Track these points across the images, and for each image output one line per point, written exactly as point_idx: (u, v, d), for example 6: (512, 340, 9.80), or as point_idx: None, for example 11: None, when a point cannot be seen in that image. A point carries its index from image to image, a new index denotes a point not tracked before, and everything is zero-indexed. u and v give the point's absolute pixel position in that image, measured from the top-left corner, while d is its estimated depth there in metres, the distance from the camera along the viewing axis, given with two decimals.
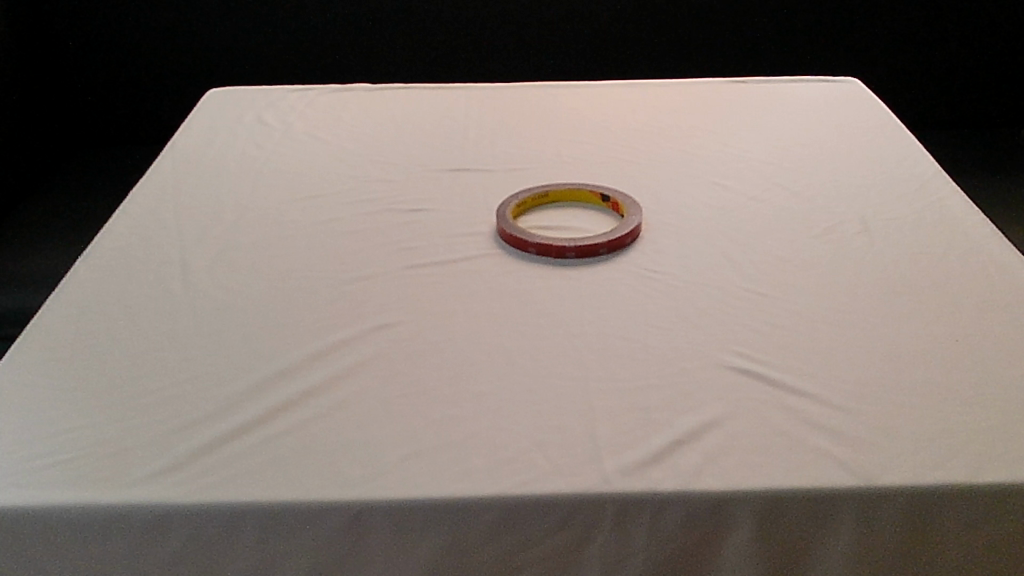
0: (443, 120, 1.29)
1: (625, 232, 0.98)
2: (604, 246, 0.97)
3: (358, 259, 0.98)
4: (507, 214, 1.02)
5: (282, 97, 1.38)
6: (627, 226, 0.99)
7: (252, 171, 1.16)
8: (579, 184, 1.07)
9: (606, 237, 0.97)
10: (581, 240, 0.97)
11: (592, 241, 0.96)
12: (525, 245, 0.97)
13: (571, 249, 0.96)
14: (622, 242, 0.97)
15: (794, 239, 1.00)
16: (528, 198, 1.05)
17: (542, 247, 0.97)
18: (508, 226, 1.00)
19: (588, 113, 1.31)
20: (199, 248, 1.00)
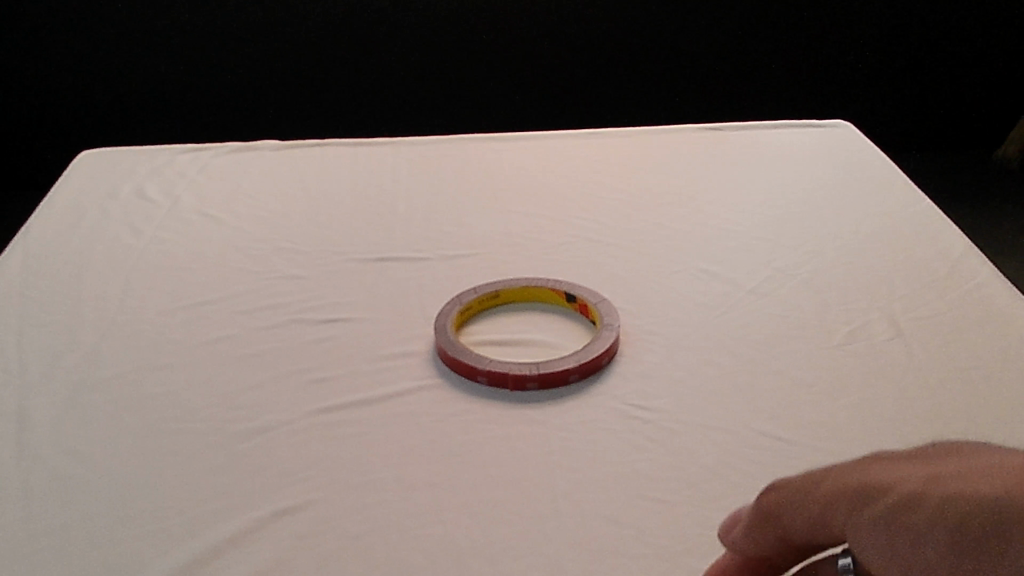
0: (364, 187, 1.07)
1: (601, 349, 0.77)
2: (575, 372, 0.75)
3: (255, 398, 0.75)
4: (449, 327, 0.80)
5: (168, 158, 1.14)
6: (602, 340, 0.78)
7: (125, 268, 0.92)
8: (537, 279, 0.86)
9: (577, 358, 0.76)
10: (545, 363, 0.76)
11: (560, 365, 0.75)
12: (474, 374, 0.76)
13: (534, 379, 0.74)
14: (598, 364, 0.77)
15: (812, 349, 0.79)
16: (474, 301, 0.84)
17: (496, 376, 0.75)
18: (451, 346, 0.78)
19: (539, 173, 1.09)
20: (44, 388, 0.76)
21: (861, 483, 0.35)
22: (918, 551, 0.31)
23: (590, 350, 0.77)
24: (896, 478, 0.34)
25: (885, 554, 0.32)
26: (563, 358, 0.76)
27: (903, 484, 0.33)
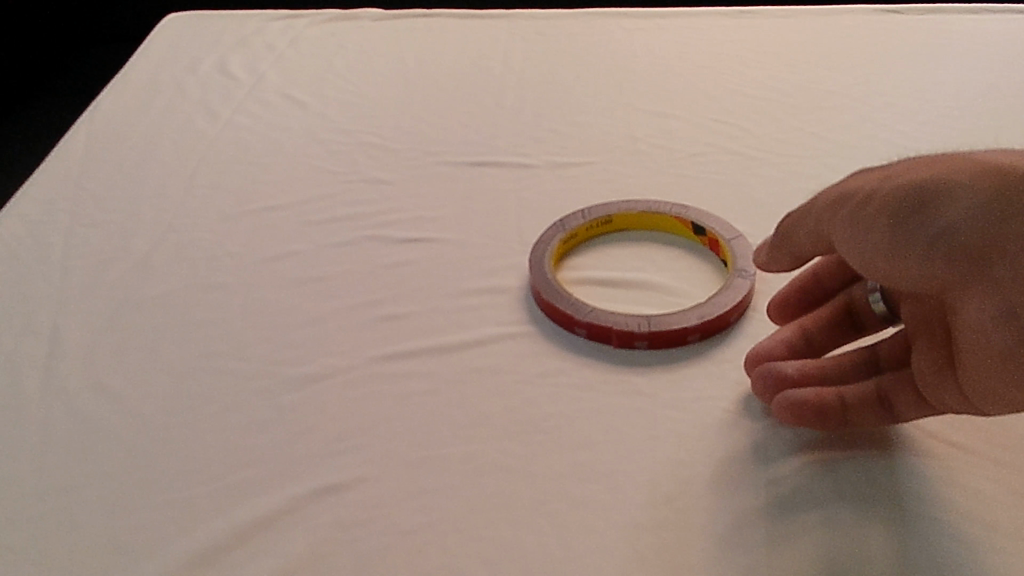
0: (470, 71, 0.92)
1: (728, 304, 0.63)
2: (694, 331, 0.61)
3: (313, 336, 0.64)
4: (547, 261, 0.67)
5: (258, 25, 1.01)
6: (731, 291, 0.64)
7: (193, 160, 0.82)
8: (658, 205, 0.72)
9: (699, 314, 0.62)
10: (658, 318, 0.62)
11: (676, 321, 0.61)
12: (570, 325, 0.63)
13: (643, 338, 0.61)
14: (723, 321, 0.62)
15: None
16: (580, 229, 0.70)
17: (598, 330, 0.62)
18: (546, 287, 0.65)
19: (677, 60, 0.92)
20: (84, 306, 0.67)
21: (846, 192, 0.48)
22: (869, 239, 0.45)
23: (716, 302, 0.63)
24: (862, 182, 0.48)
25: (846, 234, 0.47)
26: (680, 312, 0.62)
27: (864, 185, 0.47)
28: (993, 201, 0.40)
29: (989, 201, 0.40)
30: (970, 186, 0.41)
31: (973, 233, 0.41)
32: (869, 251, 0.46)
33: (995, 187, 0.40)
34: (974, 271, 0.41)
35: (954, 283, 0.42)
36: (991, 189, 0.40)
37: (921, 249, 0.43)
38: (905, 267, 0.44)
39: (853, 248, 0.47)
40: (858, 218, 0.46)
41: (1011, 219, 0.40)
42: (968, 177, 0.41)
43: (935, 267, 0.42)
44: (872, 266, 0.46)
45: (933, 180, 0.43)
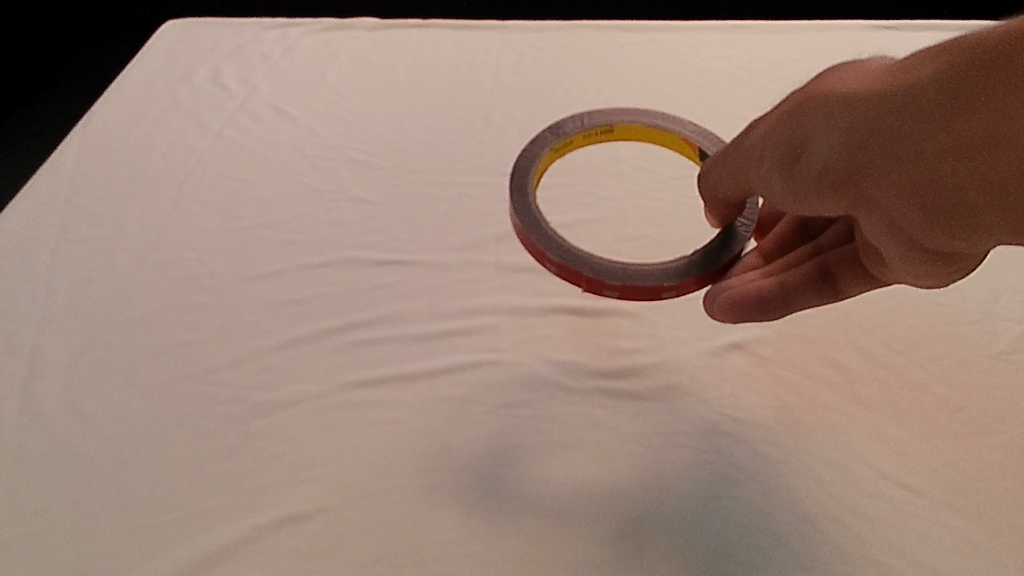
0: (460, 85, 0.92)
1: (712, 264, 0.56)
2: (671, 290, 0.56)
3: (288, 360, 0.65)
4: (530, 173, 0.61)
5: (254, 34, 1.02)
6: (724, 242, 0.57)
7: (181, 175, 0.83)
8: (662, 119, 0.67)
9: (679, 273, 0.56)
10: (636, 272, 0.56)
11: (653, 278, 0.56)
12: (540, 256, 0.57)
13: (616, 291, 0.55)
14: (705, 278, 0.56)
15: (965, 359, 0.63)
16: (577, 134, 0.66)
17: (568, 272, 0.56)
18: (522, 202, 0.59)
19: (667, 78, 0.92)
20: (66, 325, 0.69)
21: (746, 139, 0.46)
22: (774, 187, 0.43)
23: (705, 257, 0.57)
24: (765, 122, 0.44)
25: (761, 186, 0.45)
26: (661, 266, 0.56)
27: (763, 126, 0.44)
28: (842, 135, 0.37)
29: (845, 131, 0.36)
30: (829, 113, 0.38)
31: (836, 169, 0.37)
32: (779, 199, 0.44)
33: (846, 119, 0.36)
34: (866, 202, 0.38)
35: (857, 213, 0.39)
36: (843, 115, 0.37)
37: (811, 189, 0.40)
38: (812, 207, 0.42)
39: (764, 192, 0.45)
40: (759, 164, 0.44)
41: (863, 143, 0.35)
42: (825, 114, 0.38)
43: (833, 205, 0.40)
44: (792, 212, 0.44)
45: (804, 118, 0.40)
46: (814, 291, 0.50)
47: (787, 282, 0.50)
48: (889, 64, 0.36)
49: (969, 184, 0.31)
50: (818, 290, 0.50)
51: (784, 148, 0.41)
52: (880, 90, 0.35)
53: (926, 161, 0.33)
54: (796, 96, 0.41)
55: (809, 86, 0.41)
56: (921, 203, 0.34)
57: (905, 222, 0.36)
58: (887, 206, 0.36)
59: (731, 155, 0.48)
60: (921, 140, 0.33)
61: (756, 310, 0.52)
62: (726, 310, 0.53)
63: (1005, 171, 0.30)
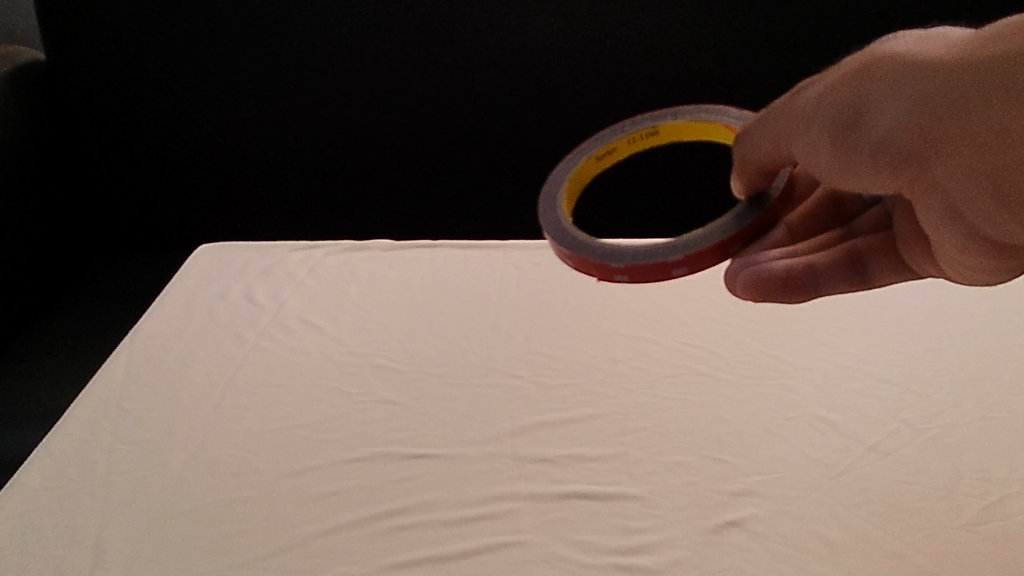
0: (469, 297, 1.03)
1: (720, 238, 0.61)
2: (678, 265, 0.62)
3: (331, 546, 0.72)
4: (562, 182, 0.71)
5: (282, 256, 1.13)
6: (737, 220, 0.62)
7: (222, 381, 0.92)
8: (698, 114, 0.70)
9: (686, 249, 0.62)
10: (641, 251, 0.62)
11: (661, 256, 0.62)
12: (561, 252, 0.66)
13: (622, 272, 0.62)
14: (711, 254, 0.62)
15: (936, 530, 0.71)
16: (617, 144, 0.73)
17: (583, 261, 0.64)
18: (550, 209, 0.69)
19: (652, 287, 1.03)
20: (125, 517, 0.76)
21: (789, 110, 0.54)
22: (824, 153, 0.52)
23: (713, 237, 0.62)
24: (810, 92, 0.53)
25: (807, 155, 0.54)
26: (668, 245, 0.62)
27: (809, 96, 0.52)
28: (911, 107, 0.46)
29: (914, 109, 0.46)
30: (893, 92, 0.47)
31: (903, 141, 0.47)
32: (829, 166, 0.52)
33: (916, 92, 0.45)
34: (921, 170, 0.48)
35: (908, 180, 0.49)
36: (914, 93, 0.45)
37: (870, 159, 0.49)
38: (856, 172, 0.51)
39: (808, 158, 0.54)
40: (809, 132, 0.52)
41: (939, 122, 0.44)
42: (892, 87, 0.47)
43: (884, 174, 0.49)
44: (841, 179, 0.53)
45: (867, 92, 0.48)
46: (842, 275, 0.61)
47: (818, 265, 0.61)
48: (965, 40, 0.44)
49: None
50: (846, 274, 0.62)
51: (847, 115, 0.50)
52: (956, 68, 0.43)
53: (995, 143, 0.42)
54: (858, 62, 0.49)
55: (862, 60, 0.49)
56: (979, 177, 0.44)
57: (959, 193, 0.46)
58: (946, 179, 0.46)
59: (777, 120, 0.55)
60: (996, 124, 0.42)
61: (785, 290, 0.61)
62: (750, 288, 0.61)
63: None
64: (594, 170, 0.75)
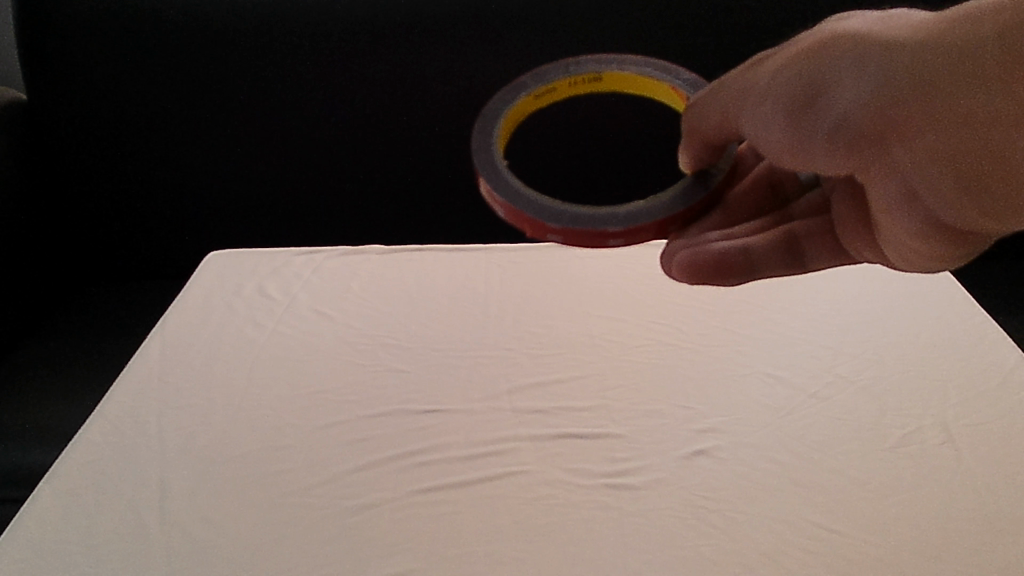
0: (459, 289, 1.17)
1: (659, 216, 0.66)
2: (615, 236, 0.65)
3: (365, 479, 0.85)
4: (501, 115, 0.72)
5: (286, 260, 1.26)
6: (678, 200, 0.67)
7: (248, 357, 1.04)
8: (644, 70, 0.75)
9: (625, 221, 0.65)
10: (579, 215, 0.65)
11: (600, 223, 0.65)
12: (495, 197, 0.67)
13: (557, 232, 0.65)
14: (648, 228, 0.67)
15: (867, 452, 0.86)
16: (558, 82, 0.74)
17: (517, 213, 0.66)
18: (487, 146, 0.70)
19: (620, 279, 1.18)
20: (182, 462, 0.88)
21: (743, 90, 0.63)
22: (780, 129, 0.61)
23: (650, 216, 0.67)
24: (763, 75, 0.61)
25: (760, 131, 0.62)
26: (610, 212, 0.66)
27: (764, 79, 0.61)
28: (874, 86, 0.55)
29: (873, 94, 0.55)
30: (854, 77, 0.56)
31: (864, 121, 0.56)
32: (782, 140, 0.61)
33: (880, 72, 0.54)
34: (877, 145, 0.57)
35: (859, 158, 0.58)
36: (873, 79, 0.55)
37: (826, 137, 0.58)
38: (808, 145, 0.60)
39: (760, 132, 0.62)
40: (765, 111, 0.61)
41: (899, 106, 0.54)
42: (856, 67, 0.56)
43: (835, 149, 0.59)
44: (794, 153, 0.62)
45: (827, 76, 0.57)
46: (776, 257, 0.73)
47: (755, 247, 0.72)
48: (928, 25, 0.54)
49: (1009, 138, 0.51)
50: (781, 256, 0.73)
51: (806, 94, 0.59)
52: (914, 59, 0.53)
53: (953, 128, 0.52)
54: (815, 47, 0.58)
55: (818, 47, 0.58)
56: (942, 155, 0.54)
57: (924, 167, 0.55)
58: (909, 154, 0.55)
59: (730, 92, 0.63)
60: (949, 110, 0.52)
61: (720, 272, 0.71)
62: (686, 272, 0.71)
63: None
64: (530, 108, 0.76)
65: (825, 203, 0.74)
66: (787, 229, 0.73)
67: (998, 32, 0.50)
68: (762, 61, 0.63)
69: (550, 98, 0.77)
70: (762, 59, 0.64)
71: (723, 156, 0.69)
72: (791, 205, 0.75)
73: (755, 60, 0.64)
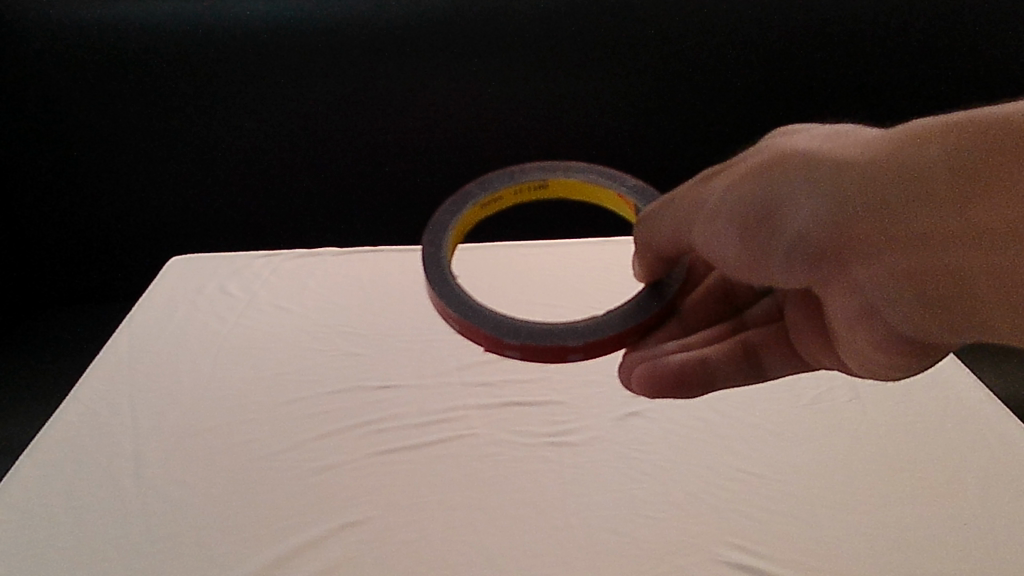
0: (410, 278, 1.23)
1: (615, 332, 0.65)
2: (575, 350, 0.64)
3: (326, 445, 0.92)
4: (450, 227, 0.70)
5: (246, 261, 1.29)
6: (632, 313, 0.66)
7: (213, 343, 1.10)
8: (594, 177, 0.74)
9: (583, 334, 0.64)
10: (536, 331, 0.64)
11: (560, 338, 0.64)
12: (447, 312, 0.66)
13: (516, 349, 0.64)
14: (605, 345, 0.65)
15: (783, 409, 0.94)
16: (505, 189, 0.73)
17: (470, 328, 0.65)
18: (437, 259, 0.68)
19: (560, 266, 1.26)
20: (155, 435, 0.94)
21: (699, 201, 0.58)
22: (736, 244, 0.56)
23: (606, 326, 0.65)
24: (716, 187, 0.56)
25: (717, 243, 0.57)
26: (568, 327, 0.64)
27: (717, 193, 0.56)
28: (825, 206, 0.49)
29: (825, 210, 0.49)
30: (806, 190, 0.50)
31: (817, 237, 0.50)
32: (740, 255, 0.56)
33: (829, 191, 0.48)
34: (836, 264, 0.51)
35: (820, 275, 0.53)
36: (823, 195, 0.49)
37: (782, 254, 0.53)
38: (766, 262, 0.55)
39: (715, 246, 0.58)
40: (720, 224, 0.56)
41: (850, 224, 0.48)
42: (807, 181, 0.50)
43: (795, 266, 0.53)
44: (754, 268, 0.56)
45: (776, 188, 0.52)
46: (734, 368, 0.68)
47: (713, 359, 0.68)
48: (879, 138, 0.47)
49: (964, 268, 0.44)
50: (738, 367, 0.68)
51: (756, 209, 0.53)
52: (862, 172, 0.47)
53: (911, 249, 0.46)
54: (766, 158, 0.53)
55: (771, 157, 0.53)
56: (906, 274, 0.47)
57: (889, 287, 0.49)
58: (871, 271, 0.49)
59: (691, 204, 0.59)
60: (903, 230, 0.45)
61: (679, 384, 0.68)
62: (645, 383, 0.68)
63: (992, 252, 0.42)
64: (478, 217, 0.74)
65: (779, 310, 0.69)
66: (741, 338, 0.68)
67: (941, 150, 0.42)
68: (715, 174, 0.59)
69: (500, 205, 0.75)
70: (718, 168, 0.59)
71: (676, 267, 0.67)
72: (747, 310, 0.71)
73: (713, 169, 0.59)
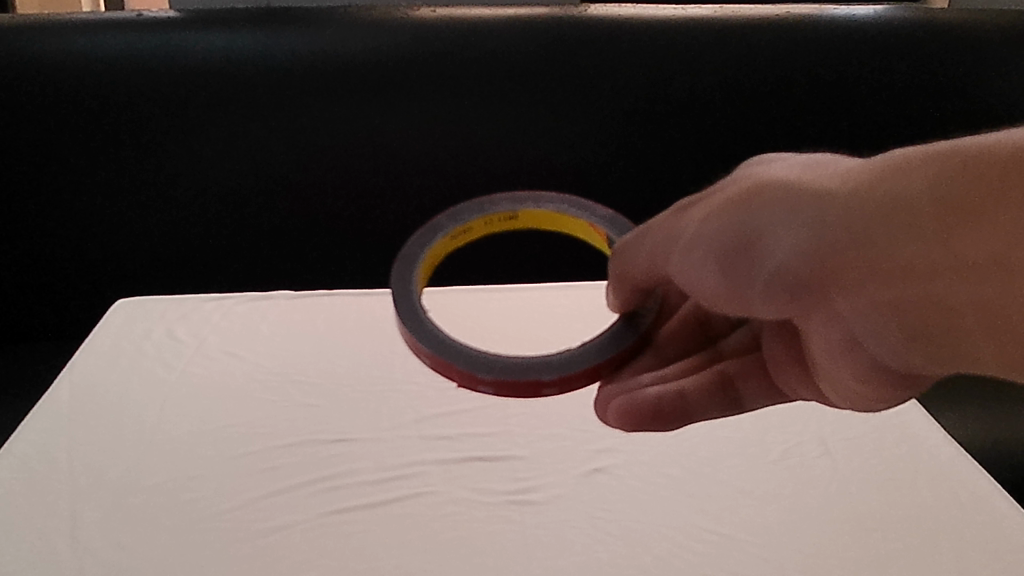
0: (366, 324, 1.19)
1: (591, 363, 0.63)
2: (551, 385, 0.62)
3: (276, 506, 0.87)
4: (418, 260, 0.68)
5: (196, 304, 1.24)
6: (609, 345, 0.64)
7: (158, 393, 1.05)
8: (565, 207, 0.72)
9: (559, 367, 0.62)
10: (510, 365, 0.63)
11: (535, 372, 0.62)
12: (418, 347, 0.64)
13: (489, 384, 0.62)
14: (582, 376, 0.63)
15: (752, 465, 0.92)
16: (474, 221, 0.71)
17: (442, 363, 0.63)
18: (407, 292, 0.66)
19: (522, 312, 1.23)
20: (94, 494, 0.89)
21: (671, 233, 0.58)
22: (712, 275, 0.56)
23: (584, 357, 0.63)
24: (688, 218, 0.57)
25: (691, 276, 0.58)
26: (543, 361, 0.63)
27: (690, 225, 0.56)
28: (810, 235, 0.50)
29: (810, 240, 0.50)
30: (785, 221, 0.51)
31: (800, 267, 0.51)
32: (715, 286, 0.57)
33: (814, 220, 0.50)
34: (817, 294, 0.52)
35: (800, 305, 0.54)
36: (807, 226, 0.50)
37: (762, 284, 0.54)
38: (744, 294, 0.56)
39: (688, 279, 0.58)
40: (695, 258, 0.57)
41: (837, 254, 0.49)
42: (787, 212, 0.51)
43: (776, 297, 0.54)
44: (731, 299, 0.57)
45: (754, 220, 0.53)
46: (712, 400, 0.69)
47: (690, 391, 0.69)
48: (860, 169, 0.49)
49: (956, 294, 0.46)
50: (715, 399, 0.69)
51: (735, 241, 0.54)
52: (850, 203, 0.48)
53: (902, 279, 0.47)
54: (741, 188, 0.54)
55: (745, 187, 0.54)
56: (894, 300, 0.49)
57: (874, 312, 0.51)
58: (857, 300, 0.51)
59: (660, 237, 0.59)
60: (894, 260, 0.47)
61: (657, 417, 0.68)
62: (623, 418, 0.67)
63: (988, 278, 0.44)
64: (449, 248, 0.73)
65: (754, 341, 0.70)
66: (719, 370, 0.69)
67: (936, 178, 0.45)
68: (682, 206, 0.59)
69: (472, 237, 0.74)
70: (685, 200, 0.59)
71: (652, 296, 0.66)
72: (720, 340, 0.72)
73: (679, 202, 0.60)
